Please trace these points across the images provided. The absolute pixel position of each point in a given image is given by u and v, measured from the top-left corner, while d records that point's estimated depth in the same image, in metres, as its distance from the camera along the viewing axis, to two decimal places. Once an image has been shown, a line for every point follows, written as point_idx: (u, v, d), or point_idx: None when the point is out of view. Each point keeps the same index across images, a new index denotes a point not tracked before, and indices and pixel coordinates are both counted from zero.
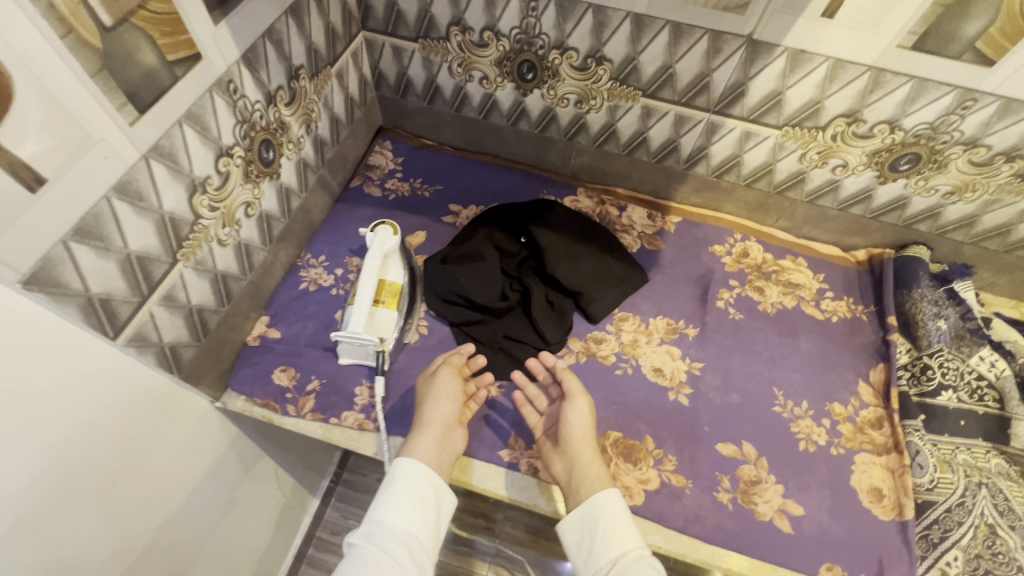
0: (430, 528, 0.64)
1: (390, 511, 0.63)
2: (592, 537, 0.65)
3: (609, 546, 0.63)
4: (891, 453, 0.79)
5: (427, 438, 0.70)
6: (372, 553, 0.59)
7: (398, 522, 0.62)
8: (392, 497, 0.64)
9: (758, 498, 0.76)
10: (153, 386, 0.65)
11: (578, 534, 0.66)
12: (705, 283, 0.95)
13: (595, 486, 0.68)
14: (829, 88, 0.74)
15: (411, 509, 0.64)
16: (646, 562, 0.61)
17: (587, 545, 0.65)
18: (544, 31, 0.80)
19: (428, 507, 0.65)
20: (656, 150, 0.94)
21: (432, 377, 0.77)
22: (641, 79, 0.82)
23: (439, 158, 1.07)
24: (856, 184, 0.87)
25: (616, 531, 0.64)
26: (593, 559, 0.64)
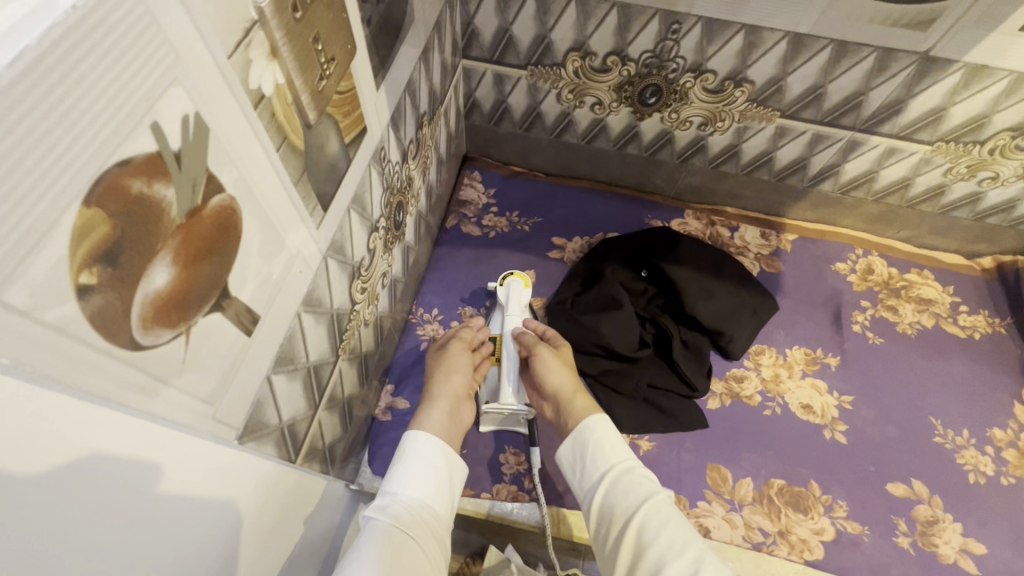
0: (444, 497, 0.57)
1: (401, 482, 0.56)
2: (584, 455, 0.61)
3: (599, 458, 0.59)
4: None
5: (439, 406, 0.64)
6: (384, 524, 0.52)
7: (410, 493, 0.55)
8: (404, 469, 0.57)
9: (939, 540, 0.73)
10: (281, 486, 0.47)
11: (570, 454, 0.62)
12: (836, 305, 0.90)
13: (585, 412, 0.64)
14: (1002, 102, 0.69)
15: (426, 481, 0.56)
16: (639, 473, 0.58)
17: (580, 462, 0.61)
18: (681, 54, 0.73)
19: (443, 478, 0.58)
20: (781, 168, 0.88)
21: (442, 353, 0.72)
22: (783, 100, 0.76)
23: (533, 187, 0.99)
24: (1002, 194, 0.83)
25: (608, 444, 0.60)
26: (586, 477, 0.60)
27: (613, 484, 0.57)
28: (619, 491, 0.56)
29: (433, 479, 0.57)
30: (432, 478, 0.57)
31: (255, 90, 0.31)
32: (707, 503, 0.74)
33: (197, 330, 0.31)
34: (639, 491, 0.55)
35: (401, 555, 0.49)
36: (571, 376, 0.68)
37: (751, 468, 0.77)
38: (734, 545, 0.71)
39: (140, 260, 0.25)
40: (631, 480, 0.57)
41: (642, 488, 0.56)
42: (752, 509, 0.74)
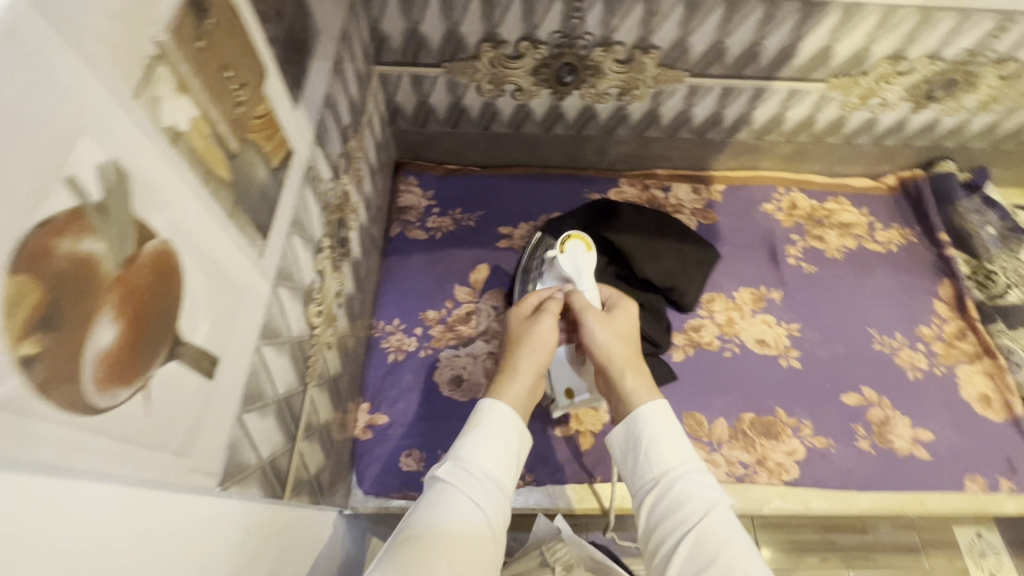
0: (511, 470, 0.55)
1: (472, 449, 0.54)
2: (636, 452, 0.56)
3: (651, 461, 0.54)
4: (984, 358, 0.85)
5: (516, 381, 0.61)
6: (452, 494, 0.50)
7: (479, 464, 0.53)
8: (476, 438, 0.55)
9: (893, 436, 0.80)
10: (260, 523, 0.43)
11: (622, 445, 0.58)
12: (770, 243, 0.97)
13: (640, 397, 0.58)
14: (878, 34, 0.76)
15: (497, 452, 0.54)
16: (699, 480, 0.53)
17: (631, 460, 0.56)
18: (588, 31, 0.75)
19: (512, 449, 0.56)
20: (699, 125, 0.92)
21: (531, 317, 0.68)
22: (689, 60, 0.80)
23: (470, 182, 1.00)
24: (892, 117, 0.91)
25: (667, 441, 0.55)
26: (637, 475, 0.55)
27: (667, 490, 0.53)
28: (674, 503, 0.52)
29: (506, 448, 0.55)
30: (506, 447, 0.55)
31: (169, 128, 0.30)
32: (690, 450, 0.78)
33: (154, 382, 0.29)
34: (698, 504, 0.51)
35: (468, 530, 0.48)
36: (629, 353, 0.63)
37: (722, 409, 0.81)
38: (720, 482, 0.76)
39: (78, 320, 0.24)
40: (685, 492, 0.52)
41: (697, 502, 0.51)
42: (730, 446, 0.79)
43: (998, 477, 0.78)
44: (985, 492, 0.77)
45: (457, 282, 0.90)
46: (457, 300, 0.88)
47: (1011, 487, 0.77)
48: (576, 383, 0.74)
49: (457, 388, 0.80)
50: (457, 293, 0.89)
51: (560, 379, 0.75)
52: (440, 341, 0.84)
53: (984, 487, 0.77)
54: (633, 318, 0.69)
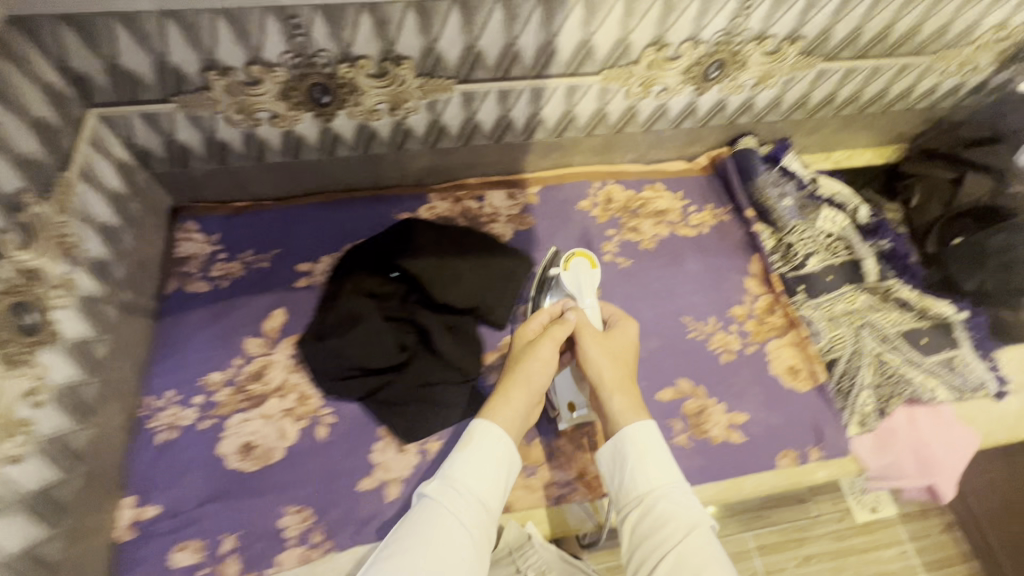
0: (502, 484, 0.61)
1: (458, 466, 0.60)
2: (623, 471, 0.62)
3: (634, 485, 0.60)
4: (790, 330, 0.87)
5: (507, 409, 0.65)
6: (436, 511, 0.56)
7: (463, 478, 0.59)
8: (465, 456, 0.60)
9: (709, 425, 0.80)
10: None
11: (610, 464, 0.64)
12: (587, 242, 0.94)
13: (626, 417, 0.64)
14: (630, 23, 0.73)
15: (488, 465, 0.60)
16: (679, 502, 0.58)
17: (619, 479, 0.62)
18: (321, 48, 0.68)
19: (499, 465, 0.61)
20: (491, 130, 0.88)
21: (530, 343, 0.70)
22: (448, 67, 0.74)
23: (262, 218, 0.91)
24: (681, 101, 0.90)
25: (645, 470, 0.60)
26: (625, 492, 0.61)
27: (651, 509, 0.58)
28: (654, 525, 0.57)
29: (490, 459, 0.61)
30: (489, 459, 0.61)
31: None
32: None
33: None
34: (681, 522, 0.57)
35: (446, 538, 0.54)
36: (622, 373, 0.68)
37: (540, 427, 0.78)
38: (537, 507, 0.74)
39: None
40: (662, 515, 0.57)
41: (671, 527, 0.56)
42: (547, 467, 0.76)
43: (807, 447, 0.80)
44: (796, 465, 0.79)
45: (247, 336, 0.81)
46: (248, 355, 0.80)
47: (818, 455, 0.79)
48: (578, 397, 0.76)
49: (246, 456, 0.73)
50: (248, 347, 0.80)
51: (566, 391, 0.77)
52: (226, 407, 0.76)
53: (795, 460, 0.79)
54: (630, 339, 0.72)
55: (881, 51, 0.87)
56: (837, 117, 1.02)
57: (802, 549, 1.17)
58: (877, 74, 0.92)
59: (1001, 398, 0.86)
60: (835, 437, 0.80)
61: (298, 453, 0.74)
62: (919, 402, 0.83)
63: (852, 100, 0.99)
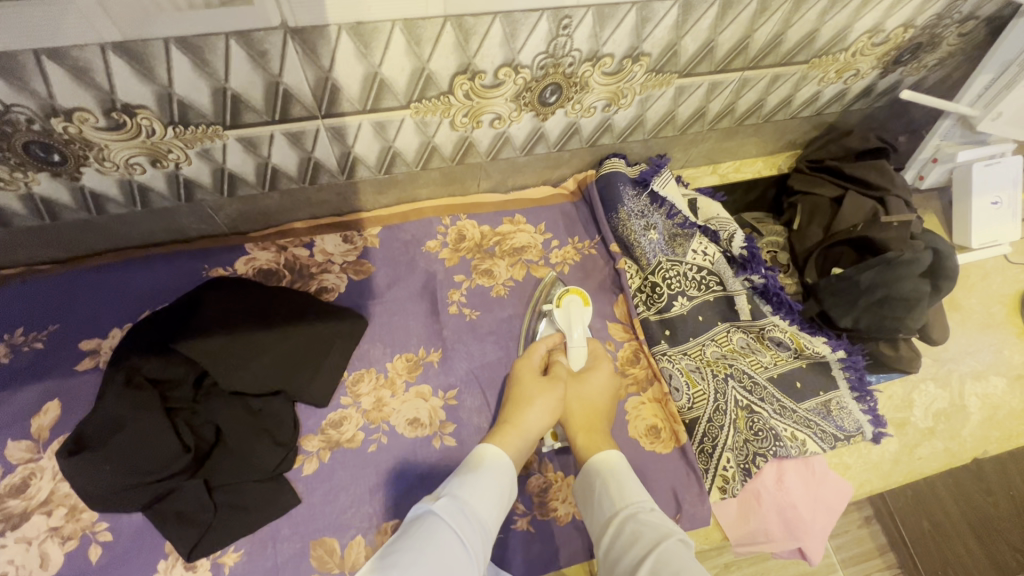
0: (498, 516, 0.54)
1: (464, 488, 0.54)
2: (596, 495, 0.58)
3: (608, 503, 0.56)
4: (653, 383, 0.78)
5: (513, 432, 0.62)
6: (443, 530, 0.49)
7: (468, 501, 0.53)
8: (475, 479, 0.55)
9: (556, 503, 0.71)
10: None
11: (585, 492, 0.60)
12: (431, 291, 0.83)
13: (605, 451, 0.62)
14: (422, 51, 0.60)
15: (487, 492, 0.55)
16: (647, 517, 0.53)
17: (592, 506, 0.58)
18: (11, 102, 0.53)
19: (500, 496, 0.56)
20: (299, 173, 0.75)
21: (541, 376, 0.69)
22: (204, 113, 0.60)
23: (36, 288, 0.77)
24: (523, 128, 0.78)
25: (614, 487, 0.57)
26: (596, 520, 0.57)
27: (624, 523, 0.53)
28: (627, 537, 0.52)
29: (494, 492, 0.55)
30: (493, 491, 0.55)
31: None
32: None
33: None
34: (653, 534, 0.51)
35: (453, 557, 0.47)
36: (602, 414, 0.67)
37: (360, 523, 0.68)
38: None
39: None
40: (637, 525, 0.52)
41: (645, 535, 0.51)
42: None
43: None
44: None
45: (7, 439, 0.68)
46: (8, 463, 0.67)
47: None
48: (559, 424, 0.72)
49: None
50: (8, 453, 0.68)
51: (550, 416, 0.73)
52: None
53: None
54: (608, 383, 0.70)
55: (744, 63, 0.76)
56: (715, 131, 0.92)
57: (723, 558, 1.14)
58: (746, 86, 0.82)
59: (878, 441, 0.80)
60: (694, 506, 0.72)
61: None
62: (788, 458, 0.76)
63: (727, 113, 0.88)
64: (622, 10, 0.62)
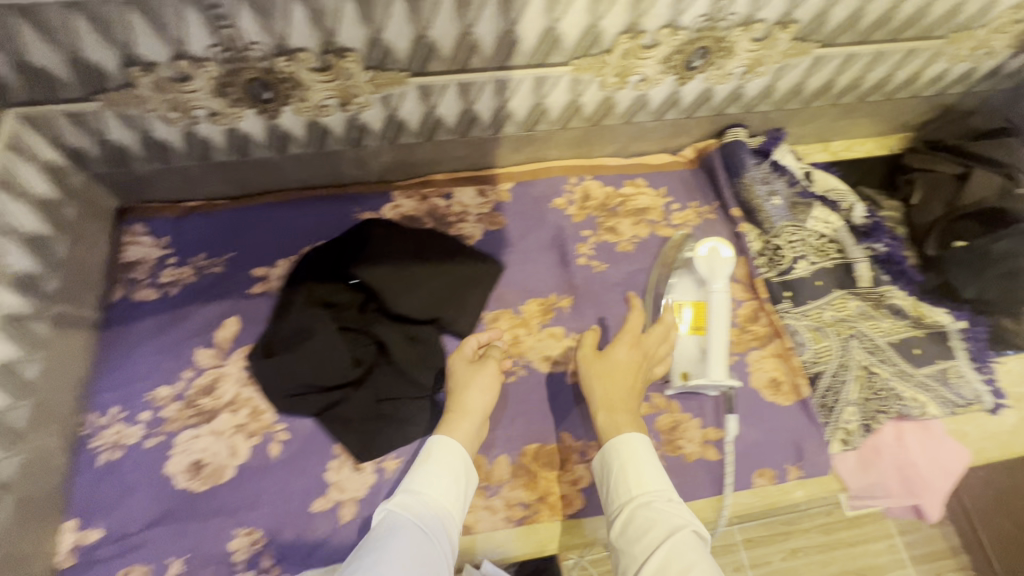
0: (461, 501, 0.61)
1: (425, 484, 0.60)
2: (613, 476, 0.61)
3: (619, 492, 0.59)
4: (774, 339, 0.82)
5: (466, 419, 0.67)
6: (404, 527, 0.55)
7: (432, 494, 0.59)
8: (424, 472, 0.61)
9: (682, 441, 0.76)
10: None
11: (601, 470, 0.63)
12: (561, 244, 0.89)
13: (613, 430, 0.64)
14: (600, 8, 0.66)
15: (451, 479, 0.61)
16: (663, 507, 0.56)
17: (609, 485, 0.61)
18: (253, 40, 0.61)
19: (464, 480, 0.62)
20: (456, 125, 0.81)
21: (473, 364, 0.73)
22: (400, 60, 0.68)
23: (216, 221, 0.86)
24: (662, 92, 0.82)
25: (636, 471, 0.60)
26: (612, 496, 0.60)
27: (637, 514, 0.57)
28: (638, 529, 0.55)
29: (461, 475, 0.62)
30: (459, 477, 0.62)
31: None
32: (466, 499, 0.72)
33: None
34: (667, 527, 0.54)
35: (414, 548, 0.53)
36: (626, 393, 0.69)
37: (504, 445, 0.75)
38: (498, 530, 0.70)
39: None
40: (649, 518, 0.56)
41: (657, 527, 0.54)
42: (511, 486, 0.72)
43: (786, 466, 0.76)
44: (774, 484, 0.75)
45: (197, 347, 0.77)
46: (199, 367, 0.76)
47: (797, 475, 0.75)
48: (693, 367, 0.73)
49: (196, 475, 0.70)
50: (198, 359, 0.76)
51: (680, 358, 0.75)
52: (175, 423, 0.72)
53: (773, 479, 0.75)
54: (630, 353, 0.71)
55: (884, 36, 0.79)
56: (835, 106, 0.95)
57: (789, 542, 1.11)
58: (879, 60, 0.84)
59: (996, 412, 0.81)
60: (815, 455, 0.76)
61: (249, 472, 0.71)
62: (908, 418, 0.78)
63: (852, 88, 0.90)
64: None
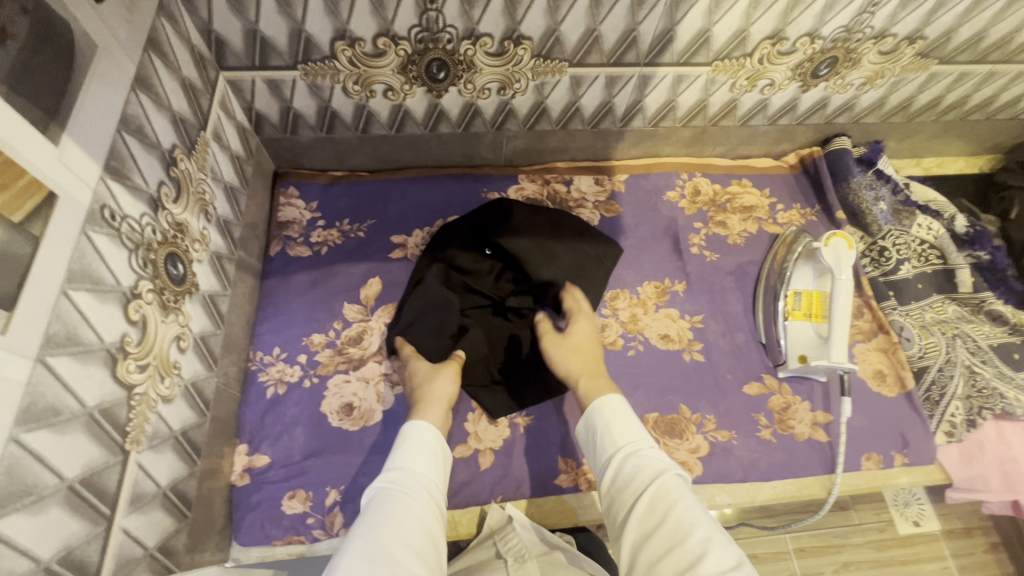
0: (438, 473, 0.62)
1: (403, 461, 0.61)
2: (595, 434, 0.64)
3: (607, 443, 0.62)
4: (880, 334, 0.86)
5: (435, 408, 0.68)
6: (393, 497, 0.56)
7: (412, 466, 0.60)
8: (405, 449, 0.62)
9: (794, 421, 0.80)
10: None
11: (585, 434, 0.66)
12: (673, 234, 0.94)
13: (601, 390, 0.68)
14: (754, 14, 0.73)
15: (425, 457, 0.62)
16: (647, 455, 0.59)
17: (594, 443, 0.64)
18: (449, 23, 0.69)
19: (438, 459, 0.63)
20: (591, 115, 0.88)
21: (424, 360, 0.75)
22: (565, 50, 0.75)
23: (358, 188, 0.92)
24: (784, 97, 0.89)
25: (614, 429, 0.62)
26: (597, 450, 0.63)
27: (624, 462, 0.59)
28: (628, 473, 0.58)
29: (428, 454, 0.62)
30: (427, 453, 0.62)
31: None
32: None
33: None
34: (655, 472, 0.57)
35: (406, 519, 0.53)
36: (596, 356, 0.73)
37: None
38: None
39: None
40: (637, 462, 0.58)
41: (646, 470, 0.57)
42: None
43: (892, 452, 0.79)
44: (880, 468, 0.79)
45: (345, 301, 0.83)
46: (346, 320, 0.81)
47: (902, 461, 0.79)
48: (811, 349, 0.79)
49: (347, 416, 0.75)
50: (346, 312, 0.82)
51: (795, 342, 0.80)
52: (327, 367, 0.77)
53: (879, 464, 0.79)
54: (591, 332, 0.78)
55: (999, 57, 0.85)
56: (936, 123, 1.00)
57: (842, 555, 1.10)
58: (989, 80, 0.90)
59: None
60: (920, 444, 0.80)
61: (397, 416, 0.75)
62: (1009, 418, 0.81)
63: (956, 106, 0.96)
64: None
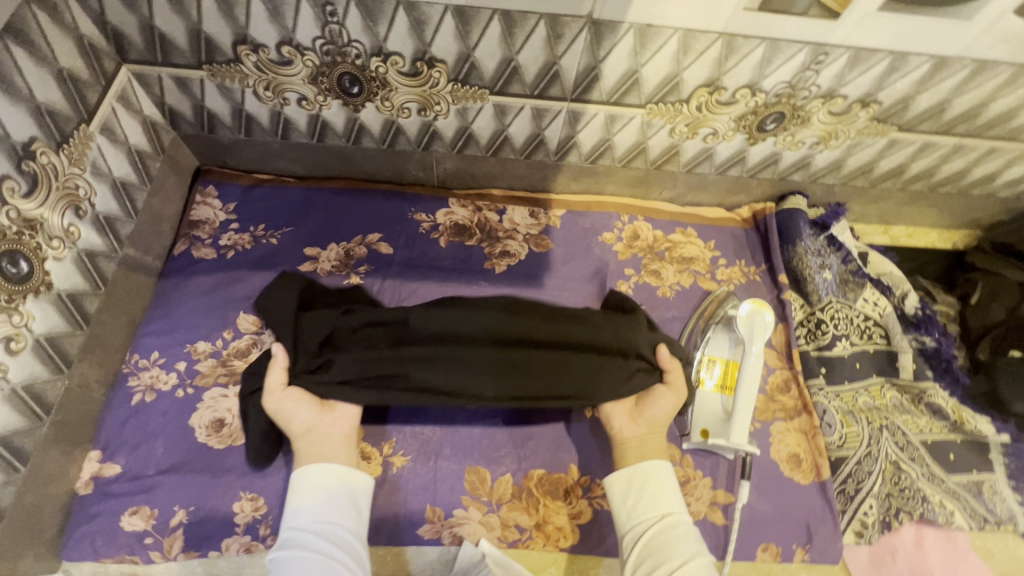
0: (349, 518, 0.58)
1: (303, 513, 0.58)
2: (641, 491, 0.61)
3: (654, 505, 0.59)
4: (802, 414, 0.80)
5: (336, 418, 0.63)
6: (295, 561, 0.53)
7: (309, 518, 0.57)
8: (308, 501, 0.58)
9: (691, 497, 0.74)
10: None
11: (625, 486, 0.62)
12: (602, 278, 0.88)
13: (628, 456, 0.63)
14: (685, 59, 0.67)
15: (332, 501, 0.58)
16: (687, 533, 0.58)
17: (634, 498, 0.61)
18: (355, 38, 0.66)
19: (348, 494, 0.60)
20: (522, 145, 0.84)
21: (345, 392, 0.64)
22: (483, 77, 0.71)
23: (277, 194, 0.88)
24: (729, 148, 0.83)
25: (664, 494, 0.60)
26: (638, 510, 0.60)
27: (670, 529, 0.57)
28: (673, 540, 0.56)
29: (331, 499, 0.58)
30: (330, 500, 0.58)
31: None
32: (464, 510, 0.72)
33: None
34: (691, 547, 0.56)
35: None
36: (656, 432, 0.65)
37: (511, 464, 0.75)
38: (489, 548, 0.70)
39: None
40: (681, 532, 0.57)
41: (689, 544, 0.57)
42: (509, 507, 0.72)
43: (792, 546, 0.72)
44: (777, 561, 0.72)
45: (238, 312, 0.78)
46: (237, 330, 0.77)
47: (803, 557, 0.72)
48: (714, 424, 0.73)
49: (215, 433, 0.70)
50: (238, 322, 0.77)
51: (701, 415, 0.75)
52: (205, 378, 0.73)
53: (777, 557, 0.72)
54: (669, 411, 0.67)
55: (966, 130, 0.78)
56: (904, 191, 0.93)
57: None
58: (958, 153, 0.83)
59: None
60: (825, 542, 0.72)
61: None
62: (930, 524, 0.75)
63: (924, 176, 0.89)
64: (878, 56, 0.66)
